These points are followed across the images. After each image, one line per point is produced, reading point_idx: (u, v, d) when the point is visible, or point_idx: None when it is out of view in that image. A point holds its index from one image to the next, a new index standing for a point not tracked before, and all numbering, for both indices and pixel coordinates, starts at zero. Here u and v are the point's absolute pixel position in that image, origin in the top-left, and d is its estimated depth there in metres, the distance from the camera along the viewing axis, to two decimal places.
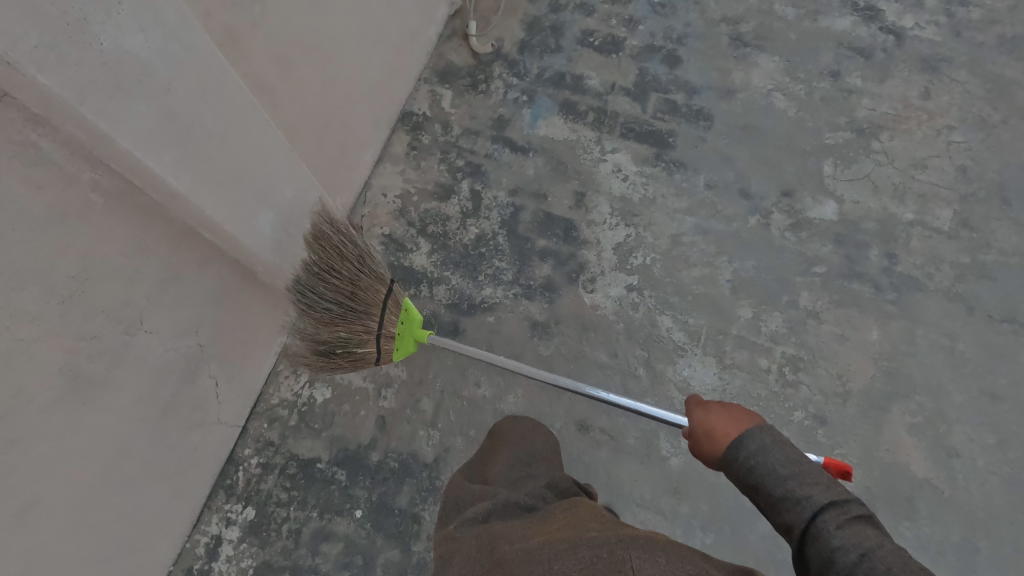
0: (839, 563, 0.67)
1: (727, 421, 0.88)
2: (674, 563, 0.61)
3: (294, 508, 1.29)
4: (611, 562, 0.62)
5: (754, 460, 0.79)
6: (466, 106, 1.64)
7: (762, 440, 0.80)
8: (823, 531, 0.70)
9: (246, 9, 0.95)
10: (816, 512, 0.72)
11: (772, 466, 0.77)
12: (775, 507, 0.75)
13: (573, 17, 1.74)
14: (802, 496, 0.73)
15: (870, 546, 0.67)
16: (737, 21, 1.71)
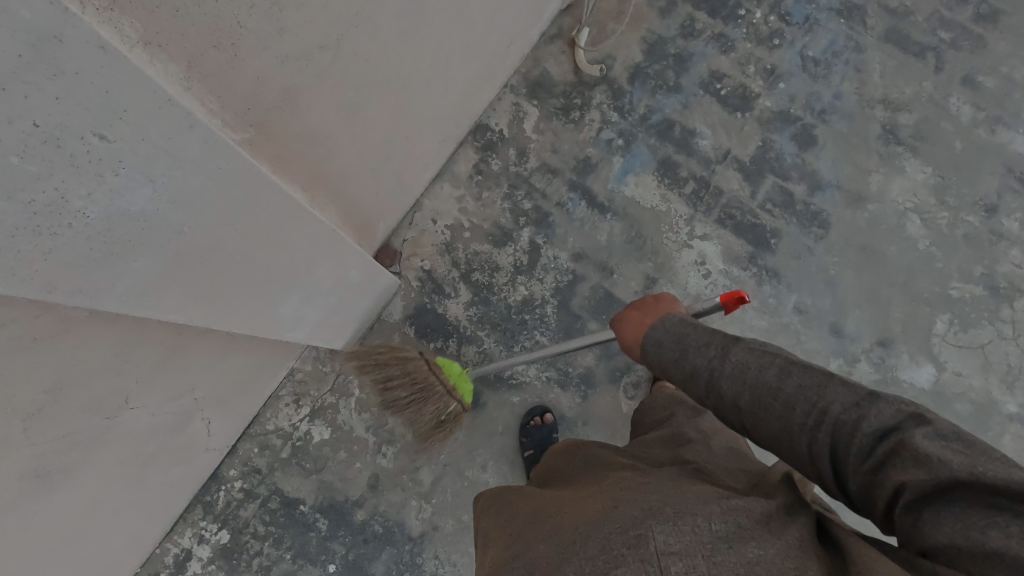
0: (742, 404, 0.62)
1: (636, 324, 0.84)
2: (708, 530, 0.52)
3: (269, 544, 1.24)
4: (633, 542, 0.53)
5: (656, 355, 0.74)
6: (550, 134, 1.39)
7: (657, 332, 0.75)
8: (721, 385, 0.64)
9: (313, 63, 0.72)
10: (710, 362, 0.66)
11: (669, 351, 0.72)
12: (682, 380, 0.70)
13: (705, 49, 1.43)
14: (691, 367, 0.68)
15: (763, 382, 0.61)
16: (897, 107, 1.41)
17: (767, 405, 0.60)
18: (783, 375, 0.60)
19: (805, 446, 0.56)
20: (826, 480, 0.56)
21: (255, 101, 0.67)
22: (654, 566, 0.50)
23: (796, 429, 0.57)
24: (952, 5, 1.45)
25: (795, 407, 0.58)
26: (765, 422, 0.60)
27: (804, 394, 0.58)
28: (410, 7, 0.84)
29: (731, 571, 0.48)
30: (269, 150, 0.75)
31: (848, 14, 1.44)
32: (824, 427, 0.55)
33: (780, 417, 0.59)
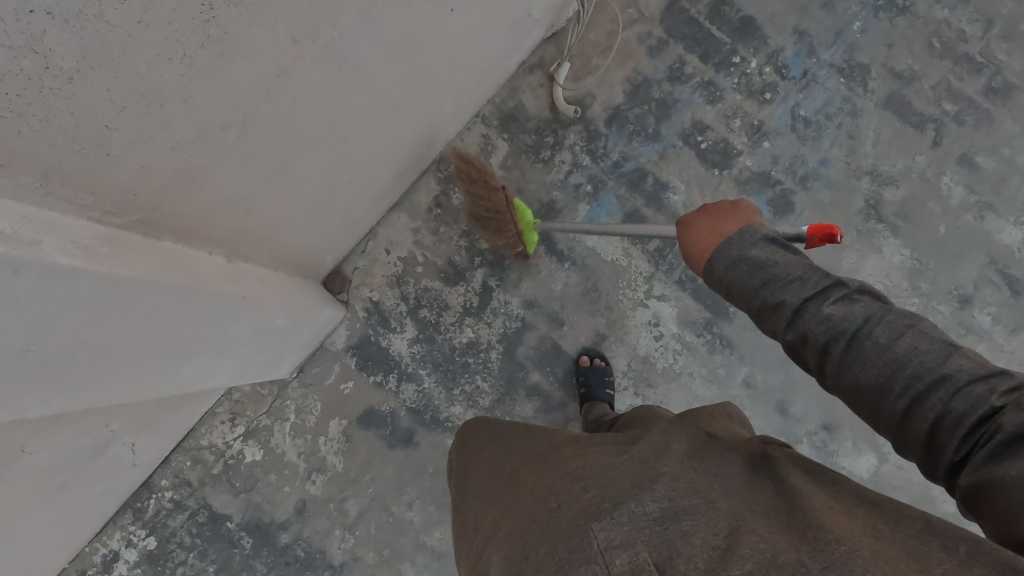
0: (837, 352, 0.57)
1: (708, 230, 0.71)
2: (645, 516, 0.53)
3: (194, 555, 1.27)
4: (577, 547, 0.53)
5: (727, 277, 0.66)
6: (518, 173, 1.34)
7: (738, 252, 0.65)
8: (810, 329, 0.59)
9: (214, 142, 0.68)
10: (803, 303, 0.60)
11: (746, 275, 0.64)
12: (761, 317, 0.63)
13: (691, 97, 1.35)
14: (777, 302, 0.61)
15: (861, 335, 0.57)
16: (885, 180, 1.33)
17: (867, 359, 0.56)
18: (882, 327, 0.57)
19: (904, 405, 0.54)
20: (898, 437, 0.55)
21: (142, 187, 0.64)
22: (599, 565, 0.50)
23: (892, 389, 0.54)
24: (963, 74, 1.34)
25: (899, 368, 0.55)
26: (855, 371, 0.56)
27: (912, 356, 0.54)
28: (341, 72, 0.78)
29: (669, 548, 0.49)
30: (169, 222, 0.72)
31: (849, 73, 1.35)
32: (933, 394, 0.52)
33: (878, 371, 0.55)
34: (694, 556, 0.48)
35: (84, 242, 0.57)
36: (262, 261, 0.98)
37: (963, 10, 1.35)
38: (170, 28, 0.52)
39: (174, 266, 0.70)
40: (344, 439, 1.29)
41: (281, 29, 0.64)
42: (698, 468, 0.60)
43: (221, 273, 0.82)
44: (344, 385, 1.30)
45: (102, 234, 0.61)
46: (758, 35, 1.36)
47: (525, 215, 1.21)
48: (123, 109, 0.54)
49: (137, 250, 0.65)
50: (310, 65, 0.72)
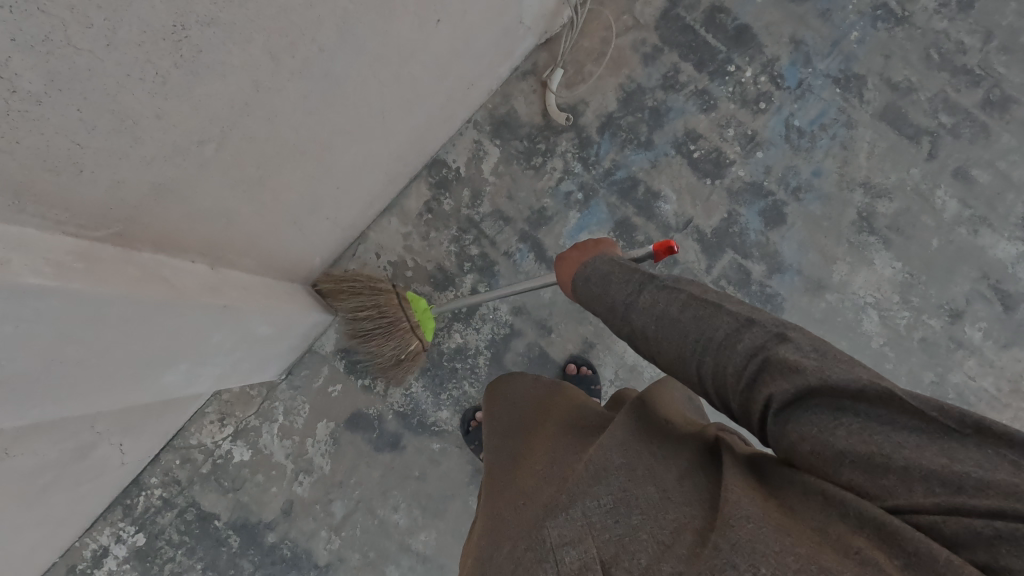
0: (647, 334, 0.64)
1: (570, 262, 0.82)
2: (597, 511, 0.54)
3: (182, 553, 1.29)
4: (532, 542, 0.54)
5: (585, 288, 0.74)
6: (508, 179, 1.34)
7: (588, 270, 0.75)
8: (633, 319, 0.65)
9: (192, 156, 0.69)
10: (623, 298, 0.68)
11: (592, 287, 0.73)
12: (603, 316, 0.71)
13: (685, 105, 1.34)
14: (611, 300, 0.69)
15: (662, 315, 0.62)
16: (878, 193, 1.32)
17: (667, 334, 0.61)
18: (677, 306, 0.62)
19: (695, 371, 0.58)
20: (713, 400, 0.58)
21: (117, 201, 0.64)
22: (550, 563, 0.51)
23: (686, 360, 0.59)
24: (961, 86, 1.33)
25: (688, 339, 0.59)
26: (663, 349, 0.62)
27: (698, 327, 0.58)
28: (322, 85, 0.79)
29: (618, 548, 0.50)
30: (147, 233, 0.73)
31: (845, 83, 1.34)
32: (710, 358, 0.56)
33: (675, 347, 0.60)
34: (639, 554, 0.49)
35: (56, 258, 0.59)
36: (246, 267, 1.00)
37: (962, 21, 1.33)
38: (141, 50, 0.53)
39: (151, 279, 0.72)
40: (331, 442, 1.30)
41: (258, 48, 0.64)
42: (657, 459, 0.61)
43: (201, 283, 0.83)
44: (332, 388, 1.31)
45: (76, 249, 0.63)
46: (753, 44, 1.35)
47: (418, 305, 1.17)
48: (94, 128, 0.55)
49: (113, 264, 0.67)
50: (289, 80, 0.73)
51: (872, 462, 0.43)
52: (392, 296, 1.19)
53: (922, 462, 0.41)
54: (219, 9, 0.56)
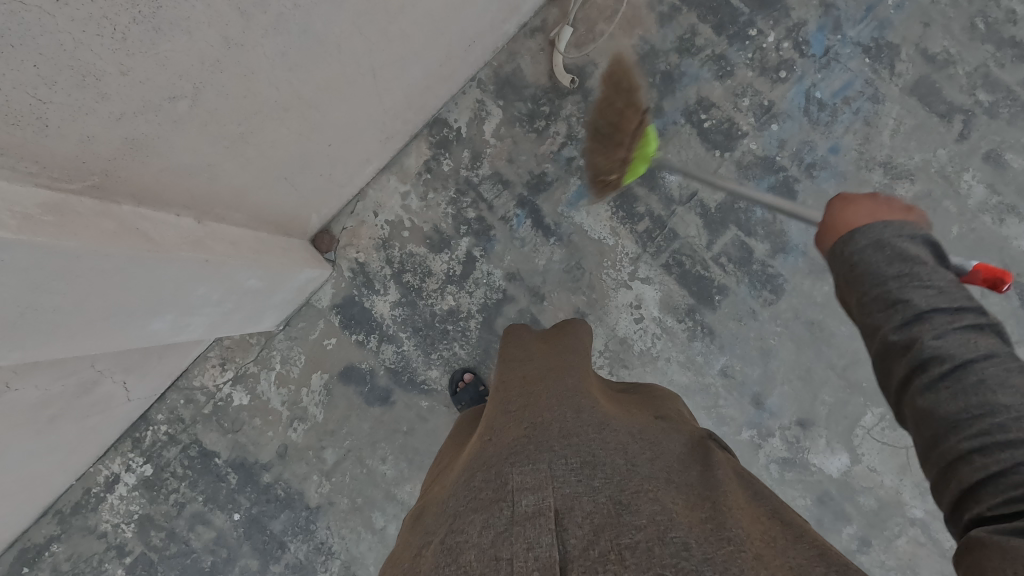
0: (924, 371, 0.46)
1: (866, 211, 0.59)
2: (562, 468, 0.55)
3: (185, 485, 1.37)
4: (494, 485, 0.55)
5: (862, 256, 0.52)
6: (509, 142, 1.31)
7: (884, 236, 0.52)
8: (922, 340, 0.47)
9: (163, 112, 0.69)
10: (922, 313, 0.48)
11: (884, 262, 0.51)
12: (867, 315, 0.51)
13: (699, 71, 1.28)
14: (899, 299, 0.49)
15: (975, 385, 0.44)
16: (899, 174, 1.25)
17: (960, 387, 0.44)
18: (992, 366, 0.44)
19: (962, 447, 0.43)
20: (943, 482, 0.44)
21: (88, 154, 0.66)
22: (506, 502, 0.52)
23: (961, 426, 0.44)
24: (1005, 61, 1.23)
25: (988, 412, 0.43)
26: (937, 398, 0.45)
27: (1014, 409, 0.42)
28: (302, 42, 0.79)
29: (573, 501, 0.51)
30: (125, 187, 0.75)
31: (876, 53, 1.25)
32: (1005, 446, 0.41)
33: (963, 409, 0.44)
34: (592, 512, 0.49)
35: (25, 211, 0.61)
36: (237, 221, 1.02)
37: None
38: (94, 5, 0.53)
39: (128, 232, 0.74)
40: (325, 392, 1.35)
41: (223, 2, 0.64)
42: (633, 442, 0.63)
43: (185, 237, 0.86)
44: (327, 341, 1.35)
45: (47, 201, 0.65)
46: (779, 6, 1.26)
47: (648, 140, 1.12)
48: (54, 83, 0.56)
49: (86, 216, 0.69)
50: (263, 35, 0.72)
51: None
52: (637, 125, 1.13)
53: None
54: None
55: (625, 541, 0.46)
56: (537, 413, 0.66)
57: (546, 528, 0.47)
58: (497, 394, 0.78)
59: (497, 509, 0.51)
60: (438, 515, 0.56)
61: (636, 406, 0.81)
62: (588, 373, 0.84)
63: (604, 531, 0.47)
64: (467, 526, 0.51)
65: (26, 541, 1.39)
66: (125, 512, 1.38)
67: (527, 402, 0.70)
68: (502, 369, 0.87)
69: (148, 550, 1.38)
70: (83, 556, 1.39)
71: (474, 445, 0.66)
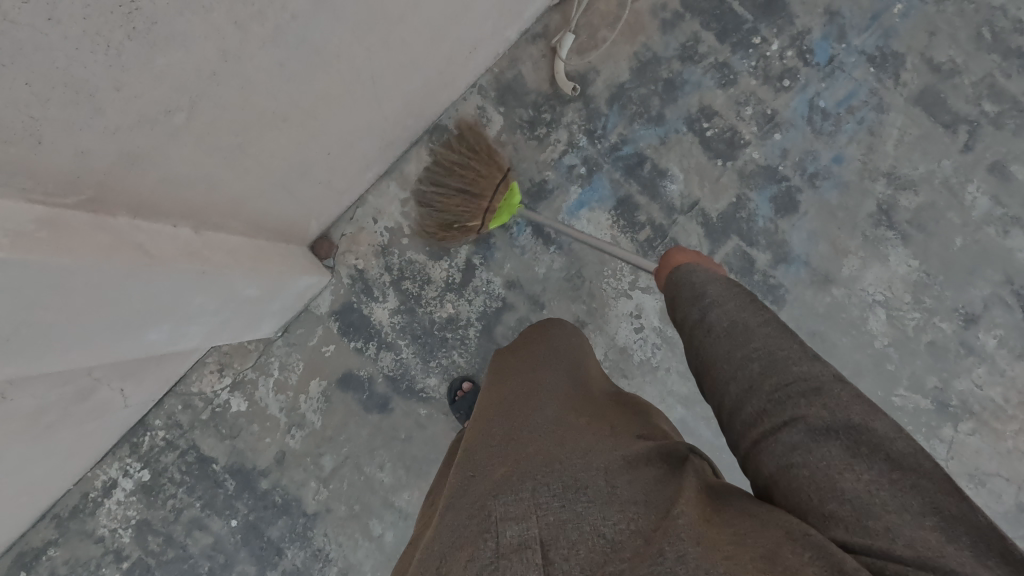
0: (712, 328, 0.64)
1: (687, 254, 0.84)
2: (546, 495, 0.54)
3: (183, 490, 1.37)
4: (477, 516, 0.53)
5: (684, 271, 0.74)
6: (510, 149, 1.30)
7: (685, 267, 0.75)
8: (710, 311, 0.65)
9: (158, 126, 0.68)
10: (713, 294, 0.67)
11: (696, 275, 0.73)
12: (681, 306, 0.71)
13: (702, 79, 1.27)
14: (700, 291, 0.69)
15: (737, 328, 0.62)
16: (903, 185, 1.24)
17: (732, 332, 0.62)
18: (750, 311, 0.63)
19: (731, 372, 0.59)
20: (727, 407, 0.60)
21: (84, 168, 0.65)
22: (489, 534, 0.50)
23: (730, 360, 0.60)
24: (1011, 71, 1.21)
25: (746, 345, 0.60)
26: (716, 344, 0.62)
27: (758, 340, 0.60)
28: (299, 54, 0.78)
29: (557, 530, 0.50)
30: (122, 199, 0.74)
31: (881, 62, 1.24)
32: (755, 364, 0.58)
33: (733, 345, 0.61)
34: (578, 546, 0.48)
35: (19, 227, 0.60)
36: (236, 231, 1.01)
37: None
38: (88, 22, 0.52)
39: (124, 246, 0.73)
40: (323, 399, 1.34)
41: (220, 16, 0.63)
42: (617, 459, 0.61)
43: (182, 249, 0.85)
44: (326, 348, 1.34)
45: (42, 216, 0.64)
46: (784, 14, 1.25)
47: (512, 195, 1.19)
48: (48, 100, 0.55)
49: (82, 230, 0.68)
50: (260, 48, 0.71)
51: (865, 508, 0.46)
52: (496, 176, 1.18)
53: (907, 531, 0.44)
54: None
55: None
56: (520, 439, 0.65)
57: (532, 567, 0.46)
58: (478, 422, 0.76)
59: (479, 542, 0.50)
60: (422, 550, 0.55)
61: (622, 417, 0.79)
62: (570, 389, 0.82)
63: None
64: (451, 562, 0.49)
65: (24, 545, 1.39)
66: (123, 517, 1.38)
67: (511, 429, 0.69)
68: (485, 393, 0.86)
69: (146, 555, 1.37)
70: (80, 559, 1.39)
71: (458, 475, 0.65)
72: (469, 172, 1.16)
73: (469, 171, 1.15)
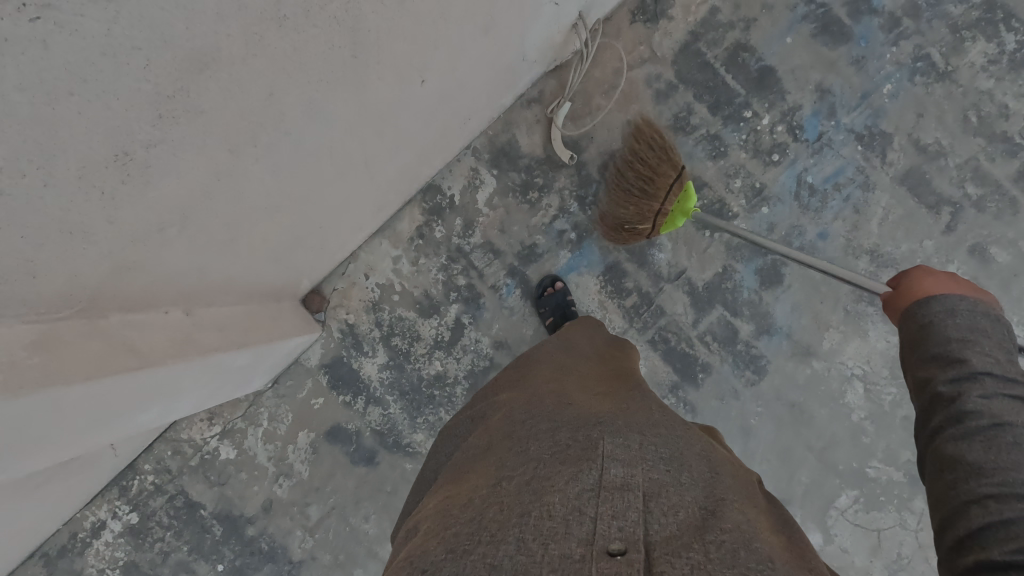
0: (966, 430, 0.54)
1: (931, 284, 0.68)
2: (650, 458, 0.61)
3: (170, 534, 1.39)
4: (583, 453, 0.60)
5: (934, 318, 0.61)
6: (502, 212, 1.32)
7: (960, 306, 0.60)
8: (969, 400, 0.55)
9: (150, 241, 0.70)
10: (980, 371, 0.56)
11: (956, 325, 0.60)
12: (929, 362, 0.60)
13: (693, 150, 1.28)
14: (964, 358, 0.58)
15: (1001, 435, 0.52)
16: (886, 262, 1.26)
17: (991, 450, 0.52)
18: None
19: (970, 496, 0.51)
20: (939, 529, 0.53)
21: (76, 287, 0.67)
22: (595, 468, 0.56)
23: (982, 475, 0.51)
24: (996, 155, 1.24)
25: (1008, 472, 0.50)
26: (963, 448, 0.54)
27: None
28: (294, 156, 0.79)
29: (659, 490, 0.55)
30: (114, 303, 0.76)
31: (868, 140, 1.26)
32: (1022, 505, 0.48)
33: (989, 459, 0.52)
34: (678, 508, 0.53)
35: (11, 355, 0.62)
36: (226, 303, 1.02)
37: (1010, 83, 1.23)
38: (83, 180, 0.53)
39: (115, 349, 0.75)
40: (311, 450, 1.36)
41: (215, 147, 0.64)
42: (715, 470, 0.66)
43: (172, 336, 0.87)
44: (314, 400, 1.36)
45: (35, 336, 0.66)
46: (775, 89, 1.27)
47: (687, 199, 1.12)
48: (43, 244, 0.57)
49: (73, 343, 0.70)
50: (254, 161, 0.73)
51: None
52: (672, 176, 1.14)
53: None
54: (164, 131, 0.56)
55: (712, 539, 0.49)
56: (627, 418, 0.70)
57: (634, 506, 0.51)
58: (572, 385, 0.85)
59: (585, 471, 0.56)
60: (518, 461, 0.61)
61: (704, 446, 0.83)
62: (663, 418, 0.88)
63: (688, 525, 0.51)
64: (556, 477, 0.56)
65: None
66: (111, 558, 1.40)
67: (616, 408, 0.75)
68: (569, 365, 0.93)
69: None
70: None
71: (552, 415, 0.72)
72: (645, 169, 1.16)
73: (646, 162, 1.16)
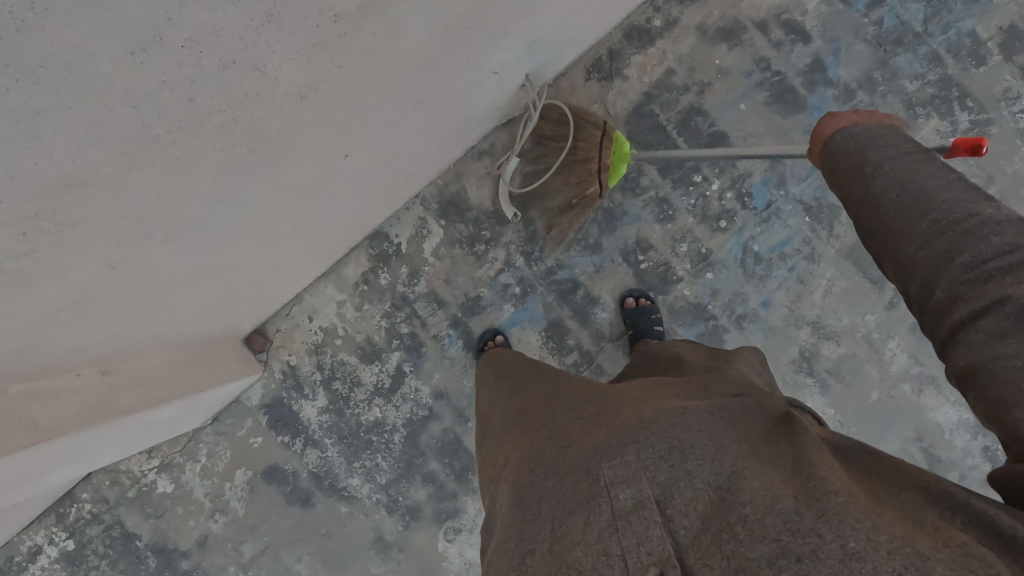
0: (886, 205, 0.60)
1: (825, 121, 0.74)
2: (651, 452, 0.55)
3: (106, 562, 1.39)
4: (586, 482, 0.55)
5: (837, 147, 0.68)
6: (447, 262, 1.31)
7: (852, 129, 0.68)
8: (878, 182, 0.61)
9: (43, 328, 0.70)
10: (878, 156, 0.63)
11: (852, 143, 0.67)
12: (845, 180, 0.66)
13: (641, 212, 1.28)
14: (863, 158, 0.64)
15: (913, 194, 0.59)
16: (827, 334, 1.26)
17: (903, 208, 0.59)
18: (928, 174, 0.59)
19: (913, 254, 0.57)
20: (908, 297, 0.59)
21: None
22: (603, 499, 0.52)
23: (908, 238, 0.58)
24: None
25: (925, 218, 0.57)
26: (886, 223, 0.60)
27: (944, 205, 0.56)
28: (206, 236, 0.79)
29: (669, 487, 0.51)
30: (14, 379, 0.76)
31: (816, 213, 1.26)
32: (943, 243, 0.55)
33: (906, 221, 0.58)
34: (694, 497, 0.50)
35: None
36: (154, 358, 1.02)
37: (959, 163, 1.23)
38: None
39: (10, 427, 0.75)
40: (248, 488, 1.37)
41: (103, 245, 0.64)
42: (715, 415, 0.62)
43: (80, 403, 0.87)
44: (253, 440, 1.36)
45: None
46: (726, 156, 1.26)
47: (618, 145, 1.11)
48: None
49: None
50: (156, 247, 0.72)
51: None
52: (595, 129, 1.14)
53: None
54: (34, 245, 0.55)
55: (735, 518, 0.46)
56: (614, 413, 0.65)
57: (653, 523, 0.48)
58: (550, 400, 0.77)
59: (595, 508, 0.52)
60: (529, 515, 0.57)
61: (704, 382, 0.79)
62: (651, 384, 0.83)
63: (711, 513, 0.48)
64: (569, 528, 0.52)
65: None
66: None
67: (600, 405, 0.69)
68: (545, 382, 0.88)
69: None
70: None
71: (543, 443, 0.67)
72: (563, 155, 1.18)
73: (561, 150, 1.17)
